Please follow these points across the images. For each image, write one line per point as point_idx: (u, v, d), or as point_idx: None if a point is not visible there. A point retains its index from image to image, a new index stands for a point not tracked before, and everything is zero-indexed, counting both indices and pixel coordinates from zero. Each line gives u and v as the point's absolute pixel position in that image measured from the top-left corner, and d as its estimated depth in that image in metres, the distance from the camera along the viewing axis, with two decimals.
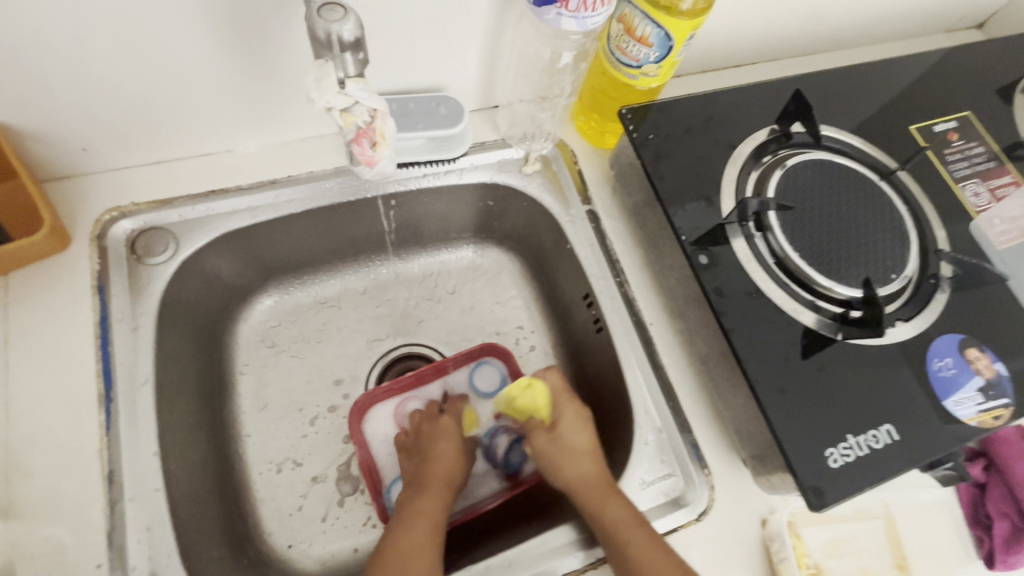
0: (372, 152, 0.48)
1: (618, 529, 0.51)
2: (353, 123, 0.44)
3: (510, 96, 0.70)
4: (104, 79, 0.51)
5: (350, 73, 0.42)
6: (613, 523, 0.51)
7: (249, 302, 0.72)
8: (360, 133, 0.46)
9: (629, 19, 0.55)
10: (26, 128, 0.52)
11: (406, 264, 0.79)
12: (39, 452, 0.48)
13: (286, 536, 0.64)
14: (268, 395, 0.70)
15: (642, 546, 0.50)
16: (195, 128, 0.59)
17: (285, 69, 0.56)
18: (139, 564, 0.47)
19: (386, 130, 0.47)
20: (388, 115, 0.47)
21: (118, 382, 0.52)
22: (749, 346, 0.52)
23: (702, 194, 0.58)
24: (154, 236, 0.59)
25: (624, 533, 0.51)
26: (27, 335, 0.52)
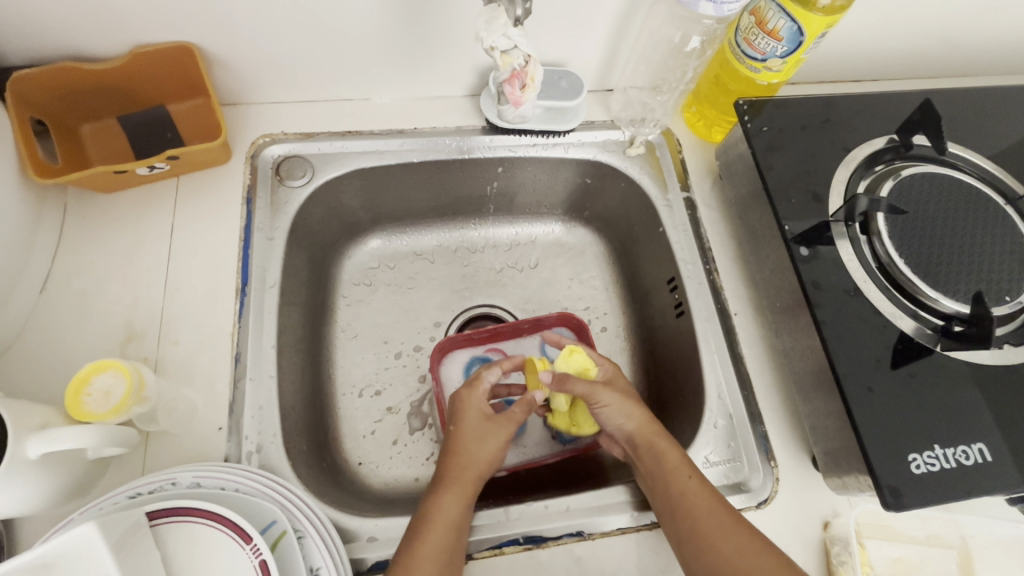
0: (519, 93, 0.59)
1: (678, 475, 0.52)
2: (510, 66, 0.54)
3: (625, 82, 0.74)
4: (286, 22, 0.59)
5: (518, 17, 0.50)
6: (673, 469, 0.53)
7: (357, 241, 0.79)
8: (514, 75, 0.57)
9: (762, 12, 0.56)
10: (216, 56, 0.61)
11: (497, 230, 0.83)
12: (184, 326, 0.56)
13: (358, 454, 0.69)
14: (361, 326, 0.77)
15: (704, 493, 0.51)
16: (345, 75, 0.67)
17: (432, 30, 0.62)
18: (251, 435, 0.53)
19: (535, 76, 0.57)
20: (537, 60, 0.56)
21: (252, 280, 0.60)
22: (840, 340, 0.52)
23: (810, 191, 0.58)
24: (295, 163, 0.67)
25: (686, 480, 0.52)
26: (187, 228, 0.61)
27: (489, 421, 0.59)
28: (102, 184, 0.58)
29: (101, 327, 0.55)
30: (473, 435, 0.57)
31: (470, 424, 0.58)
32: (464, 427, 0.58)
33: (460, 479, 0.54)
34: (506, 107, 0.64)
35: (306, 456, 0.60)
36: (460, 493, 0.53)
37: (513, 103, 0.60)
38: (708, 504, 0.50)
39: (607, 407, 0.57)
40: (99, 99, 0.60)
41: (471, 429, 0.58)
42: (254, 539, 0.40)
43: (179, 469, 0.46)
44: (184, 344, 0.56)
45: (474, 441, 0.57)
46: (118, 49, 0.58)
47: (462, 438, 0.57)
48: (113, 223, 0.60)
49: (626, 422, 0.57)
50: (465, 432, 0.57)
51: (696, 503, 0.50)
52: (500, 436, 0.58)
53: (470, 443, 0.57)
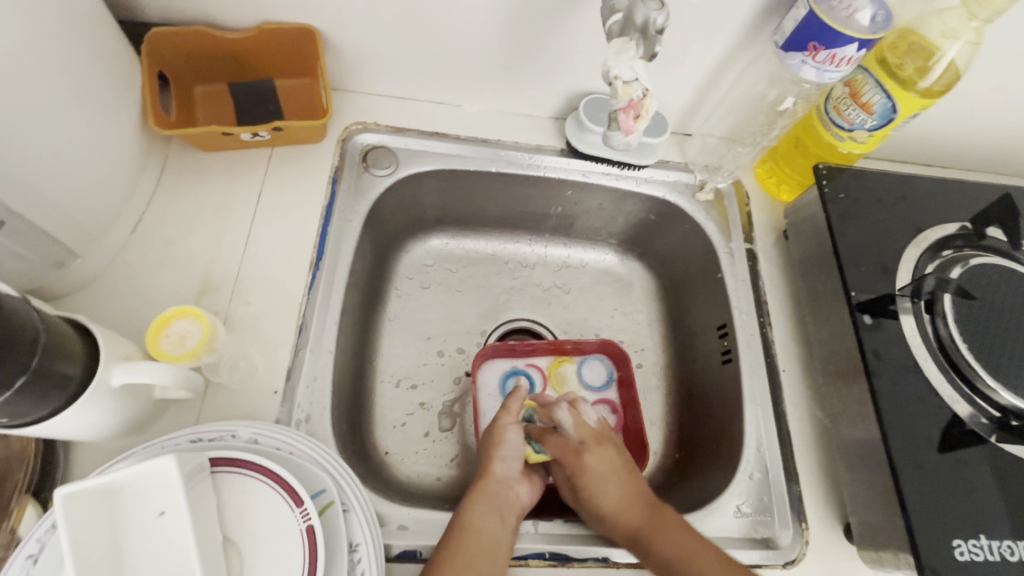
0: (632, 124, 0.56)
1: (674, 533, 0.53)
2: (630, 94, 0.52)
3: (705, 130, 0.76)
4: (405, 23, 0.62)
5: (643, 53, 0.51)
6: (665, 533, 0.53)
7: (419, 237, 0.81)
8: (630, 105, 0.54)
9: (858, 84, 0.57)
10: (333, 45, 0.65)
11: (551, 249, 0.85)
12: (257, 286, 0.58)
13: (386, 443, 0.70)
14: (408, 318, 0.78)
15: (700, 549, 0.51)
16: (442, 80, 0.70)
17: (537, 52, 0.65)
18: (303, 403, 0.54)
19: (651, 107, 0.54)
20: (652, 93, 0.53)
21: (327, 255, 0.62)
22: (894, 414, 0.52)
23: (879, 262, 0.59)
24: (381, 153, 0.70)
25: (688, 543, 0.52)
26: (274, 196, 0.63)
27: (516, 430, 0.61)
28: (205, 142, 0.61)
29: (180, 275, 0.57)
30: (501, 444, 0.60)
31: (503, 443, 0.60)
32: (495, 448, 0.60)
33: (489, 498, 0.55)
34: (612, 132, 0.58)
35: (344, 435, 0.61)
36: (491, 507, 0.54)
37: (623, 132, 0.56)
38: (680, 536, 0.52)
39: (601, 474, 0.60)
40: (217, 65, 0.63)
41: (496, 438, 0.60)
42: (306, 504, 0.42)
43: (239, 423, 0.47)
44: (253, 305, 0.57)
45: (502, 447, 0.60)
46: (247, 23, 0.61)
47: (494, 448, 0.60)
48: (206, 181, 0.63)
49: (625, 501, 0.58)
50: (497, 451, 0.60)
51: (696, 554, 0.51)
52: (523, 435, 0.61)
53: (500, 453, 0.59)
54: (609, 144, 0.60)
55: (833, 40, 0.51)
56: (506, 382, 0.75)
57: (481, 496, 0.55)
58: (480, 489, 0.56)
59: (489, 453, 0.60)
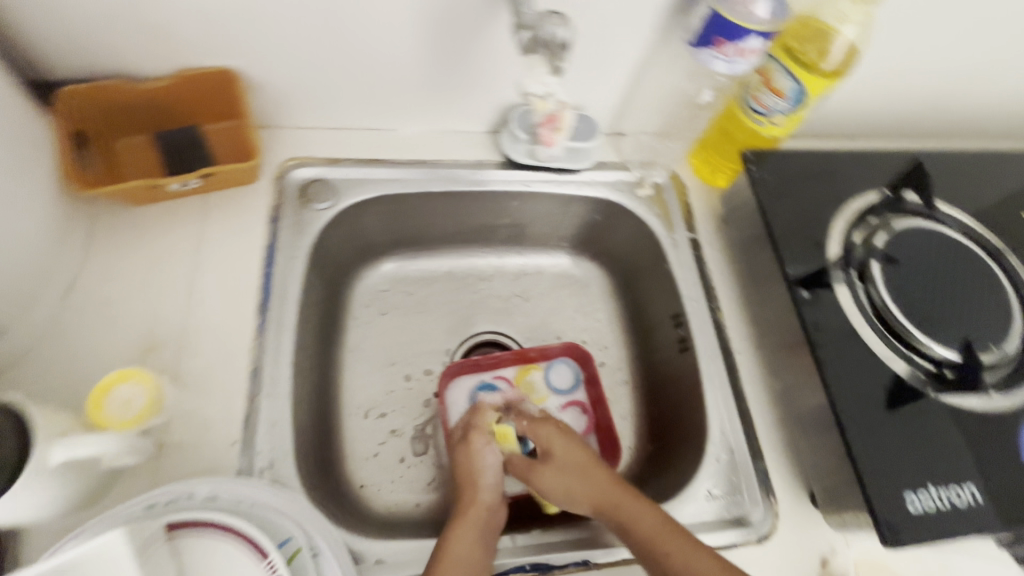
0: None
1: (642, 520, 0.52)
2: (543, 104, 0.56)
3: (637, 128, 0.78)
4: (325, 56, 0.62)
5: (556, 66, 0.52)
6: (638, 525, 0.52)
7: (371, 265, 0.81)
8: None
9: (769, 72, 0.60)
10: (255, 84, 0.64)
11: (505, 260, 0.86)
12: (204, 338, 0.57)
13: (360, 476, 0.69)
14: (369, 347, 0.78)
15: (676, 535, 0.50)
16: (371, 107, 0.70)
17: (460, 70, 0.66)
18: (264, 450, 0.53)
19: (565, 113, 0.59)
20: (569, 109, 0.67)
21: (273, 296, 0.61)
22: (840, 381, 0.54)
23: (811, 238, 0.62)
24: (320, 186, 0.69)
25: (656, 526, 0.51)
26: (213, 243, 0.62)
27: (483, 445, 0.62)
28: (133, 197, 0.60)
29: (121, 336, 0.56)
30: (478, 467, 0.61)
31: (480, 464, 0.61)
32: (472, 471, 0.61)
33: (469, 521, 0.55)
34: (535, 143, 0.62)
35: (313, 476, 0.60)
36: (475, 532, 0.54)
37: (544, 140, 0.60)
38: (649, 519, 0.52)
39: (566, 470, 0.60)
40: (136, 116, 0.62)
41: (471, 460, 0.61)
42: (270, 555, 0.41)
43: (196, 482, 0.46)
44: (202, 357, 0.56)
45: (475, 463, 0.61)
46: (161, 71, 0.60)
47: (470, 471, 0.61)
48: (138, 236, 0.61)
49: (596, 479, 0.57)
50: (474, 474, 0.60)
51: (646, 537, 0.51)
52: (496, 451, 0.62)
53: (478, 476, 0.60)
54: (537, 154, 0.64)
55: (736, 34, 0.53)
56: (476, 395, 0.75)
57: (464, 522, 0.55)
58: (464, 516, 0.56)
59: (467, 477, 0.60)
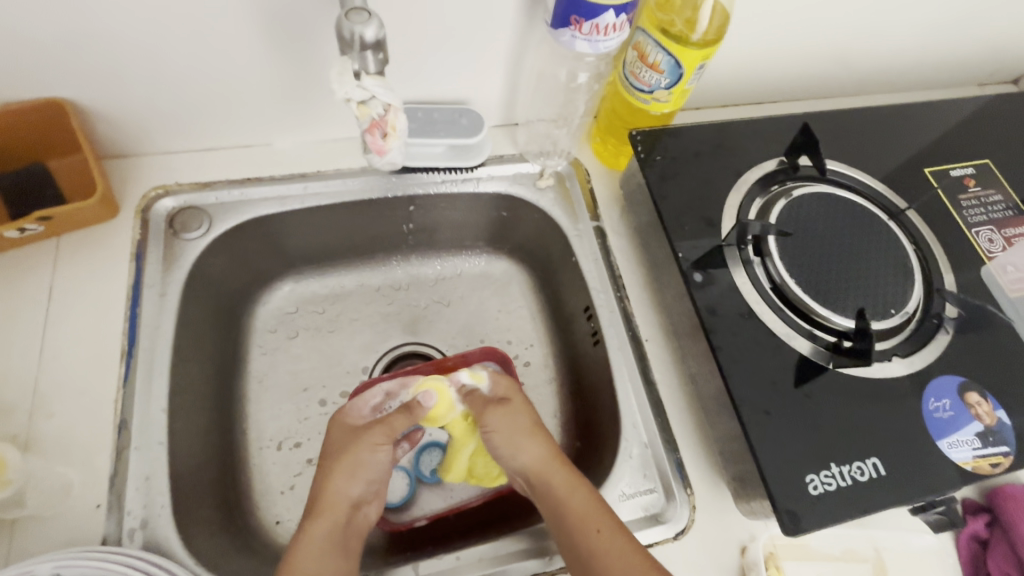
0: (383, 143, 0.54)
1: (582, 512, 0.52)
2: (368, 115, 0.50)
3: (532, 116, 0.74)
4: (167, 73, 0.57)
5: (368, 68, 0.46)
6: (577, 515, 0.51)
7: (271, 288, 0.77)
8: (373, 125, 0.52)
9: (641, 47, 0.57)
10: (96, 110, 0.59)
11: (418, 267, 0.82)
12: (62, 394, 0.53)
13: (274, 513, 0.66)
14: (277, 375, 0.74)
15: (610, 534, 0.50)
16: (237, 123, 0.65)
17: (323, 74, 0.62)
18: (135, 510, 0.50)
19: (396, 122, 0.52)
20: (400, 110, 0.51)
21: (141, 340, 0.56)
22: (736, 366, 0.52)
23: (703, 216, 0.59)
24: (191, 214, 0.64)
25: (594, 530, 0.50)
26: (68, 289, 0.57)
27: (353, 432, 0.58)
28: None
29: None
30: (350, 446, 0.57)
31: (353, 456, 0.56)
32: (339, 456, 0.56)
33: (326, 518, 0.53)
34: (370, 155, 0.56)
35: (207, 525, 0.56)
36: (330, 532, 0.52)
37: (376, 153, 0.54)
38: (585, 511, 0.52)
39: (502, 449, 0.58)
40: None
41: (341, 441, 0.57)
42: None
43: (38, 559, 0.42)
44: (59, 416, 0.52)
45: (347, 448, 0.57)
46: None
47: (339, 453, 0.57)
48: None
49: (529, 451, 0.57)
50: (342, 456, 0.56)
51: (572, 503, 0.52)
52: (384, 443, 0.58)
53: (349, 457, 0.56)
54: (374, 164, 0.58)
55: (591, 11, 0.50)
56: None
57: (318, 520, 0.52)
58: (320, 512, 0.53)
59: (334, 465, 0.56)
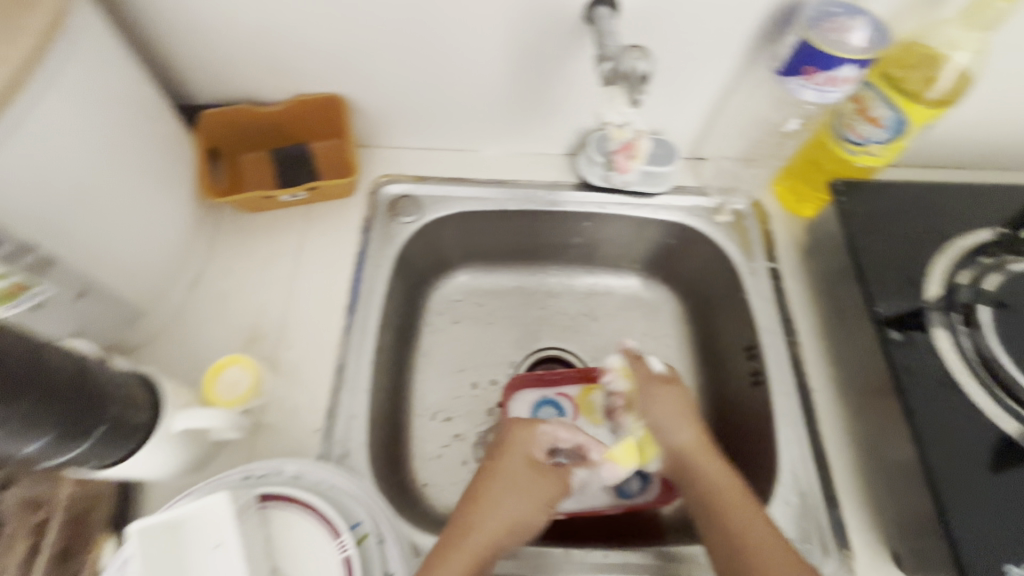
0: (626, 163, 0.70)
1: (740, 520, 0.51)
2: (622, 138, 0.68)
3: (718, 153, 0.77)
4: (420, 83, 0.68)
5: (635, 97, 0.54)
6: (727, 523, 0.52)
7: (447, 275, 0.86)
8: (624, 146, 0.69)
9: (865, 100, 0.58)
10: (359, 107, 0.71)
11: (575, 279, 0.88)
12: (299, 332, 0.64)
13: (424, 475, 0.73)
14: (440, 353, 0.82)
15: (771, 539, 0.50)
16: (459, 129, 0.75)
17: (544, 95, 0.69)
18: (343, 440, 0.58)
19: (641, 148, 0.70)
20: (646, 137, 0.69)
21: (360, 300, 0.67)
22: (933, 434, 0.50)
23: (906, 275, 0.58)
24: (408, 202, 0.75)
25: (747, 524, 0.51)
26: (312, 249, 0.70)
27: (535, 476, 0.56)
28: (251, 205, 0.69)
29: (232, 326, 0.64)
30: (516, 480, 0.55)
31: (523, 487, 0.54)
32: (496, 480, 0.55)
33: (473, 547, 0.50)
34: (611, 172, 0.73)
35: (383, 469, 0.64)
36: (464, 561, 0.49)
37: (620, 169, 0.71)
38: (746, 519, 0.51)
39: (659, 421, 0.58)
40: (259, 135, 0.71)
41: (513, 470, 0.55)
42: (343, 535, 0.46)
43: (284, 460, 0.52)
44: (296, 350, 0.63)
45: (517, 490, 0.54)
46: (283, 97, 0.69)
47: (492, 478, 0.55)
48: (253, 240, 0.70)
49: (682, 432, 0.57)
50: (495, 484, 0.54)
51: (728, 511, 0.53)
52: (547, 497, 0.55)
53: (506, 488, 0.54)
54: (608, 180, 0.74)
55: (828, 63, 0.52)
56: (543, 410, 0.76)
57: (455, 543, 0.50)
58: (461, 535, 0.51)
59: (497, 495, 0.54)
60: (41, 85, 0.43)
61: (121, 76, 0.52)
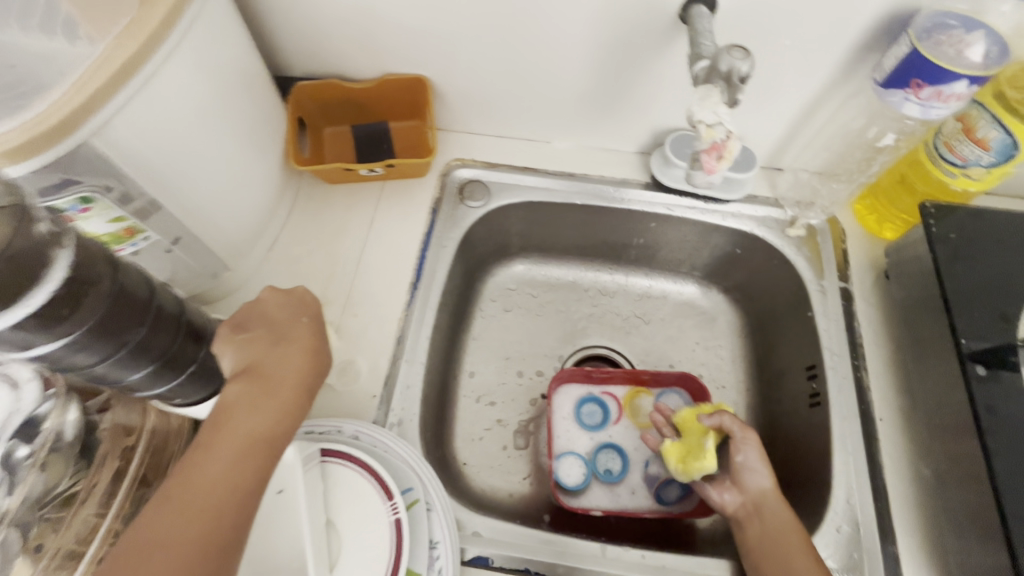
0: (714, 163, 0.60)
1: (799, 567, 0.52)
2: (711, 138, 0.55)
3: (798, 164, 0.74)
4: (503, 71, 0.69)
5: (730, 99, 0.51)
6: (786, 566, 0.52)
7: (505, 263, 0.87)
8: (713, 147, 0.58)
9: (971, 119, 0.54)
10: (440, 91, 0.73)
11: (632, 280, 0.87)
12: (364, 302, 0.67)
13: (465, 454, 0.74)
14: (490, 338, 0.83)
15: None
16: (534, 119, 0.76)
17: (625, 91, 0.69)
18: (397, 409, 0.60)
19: (733, 148, 0.58)
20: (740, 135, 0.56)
21: (423, 277, 0.69)
22: (1012, 478, 0.48)
23: (998, 309, 0.55)
24: (476, 187, 0.76)
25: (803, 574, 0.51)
26: (382, 223, 0.72)
27: (278, 339, 0.47)
28: (330, 176, 0.72)
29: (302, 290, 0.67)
30: (276, 345, 0.46)
31: (281, 351, 0.46)
32: (266, 350, 0.46)
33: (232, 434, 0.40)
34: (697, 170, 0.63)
35: (429, 443, 0.66)
36: (230, 457, 0.39)
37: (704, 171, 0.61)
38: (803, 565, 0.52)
39: (744, 464, 0.60)
40: (343, 111, 0.74)
41: (280, 335, 0.47)
42: (395, 498, 0.48)
43: (344, 420, 0.54)
44: (360, 318, 0.65)
45: (270, 353, 0.46)
46: (370, 75, 0.71)
47: (272, 357, 0.45)
48: (328, 210, 0.73)
49: (765, 478, 0.59)
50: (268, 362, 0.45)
51: (793, 557, 0.53)
52: (299, 361, 0.46)
53: (273, 359, 0.45)
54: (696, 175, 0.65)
55: (940, 77, 0.50)
56: (588, 407, 0.78)
57: (222, 434, 0.40)
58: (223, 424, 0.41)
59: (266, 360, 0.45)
60: (170, 49, 0.47)
61: (232, 45, 0.55)
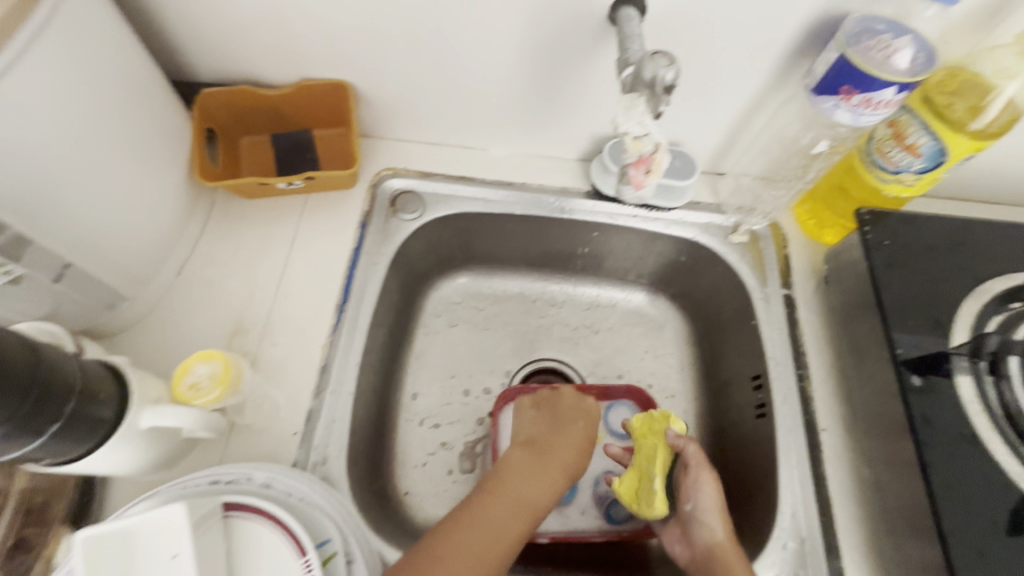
0: (643, 178, 0.61)
1: None
2: (639, 150, 0.57)
3: (739, 169, 0.73)
4: (430, 76, 0.65)
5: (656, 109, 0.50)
6: None
7: (447, 275, 0.82)
8: (641, 160, 0.59)
9: (901, 125, 0.54)
10: (366, 96, 0.68)
11: (579, 289, 0.84)
12: (286, 328, 0.61)
13: (406, 483, 0.70)
14: (433, 356, 0.78)
15: None
16: (468, 126, 0.72)
17: (560, 97, 0.66)
18: (321, 445, 0.56)
19: (660, 161, 0.59)
20: (666, 148, 0.59)
21: (351, 298, 0.64)
22: (947, 490, 0.48)
23: (930, 316, 0.55)
24: (410, 198, 0.72)
25: None
26: (307, 241, 0.67)
27: None
28: (246, 191, 0.66)
29: (217, 317, 0.61)
30: None
31: None
32: None
33: None
34: (625, 183, 0.64)
35: (362, 477, 0.61)
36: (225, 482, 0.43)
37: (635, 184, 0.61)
38: None
39: (695, 511, 0.55)
40: (259, 119, 0.68)
41: None
42: (308, 553, 0.43)
43: (255, 466, 0.49)
44: (281, 346, 0.60)
45: None
46: (287, 80, 0.66)
47: None
48: (245, 227, 0.67)
49: (719, 529, 0.54)
50: None
51: None
52: None
53: None
54: (626, 191, 0.66)
55: (868, 84, 0.49)
56: None
57: None
58: None
59: None
60: (13, 56, 0.40)
61: (107, 50, 0.49)
